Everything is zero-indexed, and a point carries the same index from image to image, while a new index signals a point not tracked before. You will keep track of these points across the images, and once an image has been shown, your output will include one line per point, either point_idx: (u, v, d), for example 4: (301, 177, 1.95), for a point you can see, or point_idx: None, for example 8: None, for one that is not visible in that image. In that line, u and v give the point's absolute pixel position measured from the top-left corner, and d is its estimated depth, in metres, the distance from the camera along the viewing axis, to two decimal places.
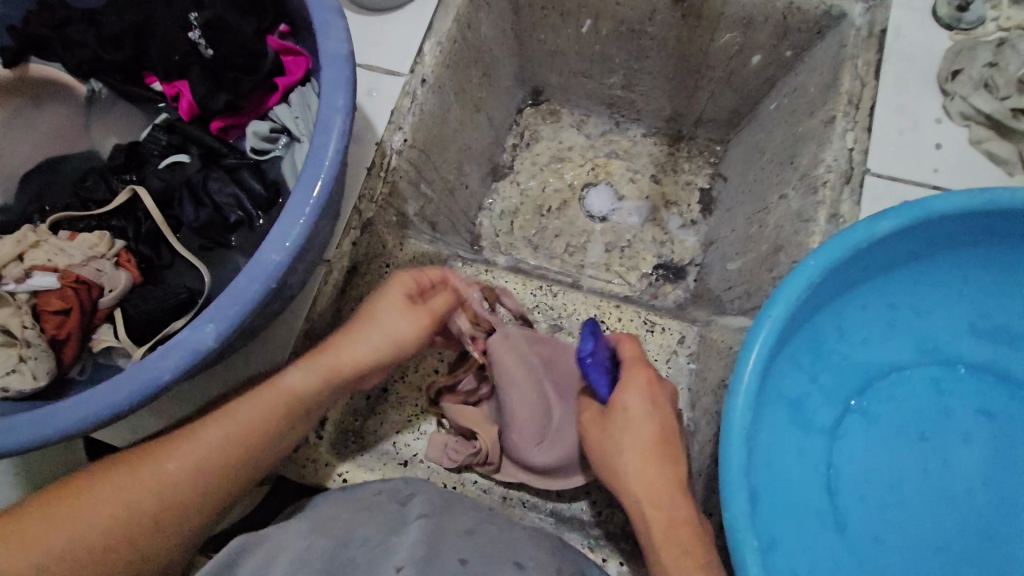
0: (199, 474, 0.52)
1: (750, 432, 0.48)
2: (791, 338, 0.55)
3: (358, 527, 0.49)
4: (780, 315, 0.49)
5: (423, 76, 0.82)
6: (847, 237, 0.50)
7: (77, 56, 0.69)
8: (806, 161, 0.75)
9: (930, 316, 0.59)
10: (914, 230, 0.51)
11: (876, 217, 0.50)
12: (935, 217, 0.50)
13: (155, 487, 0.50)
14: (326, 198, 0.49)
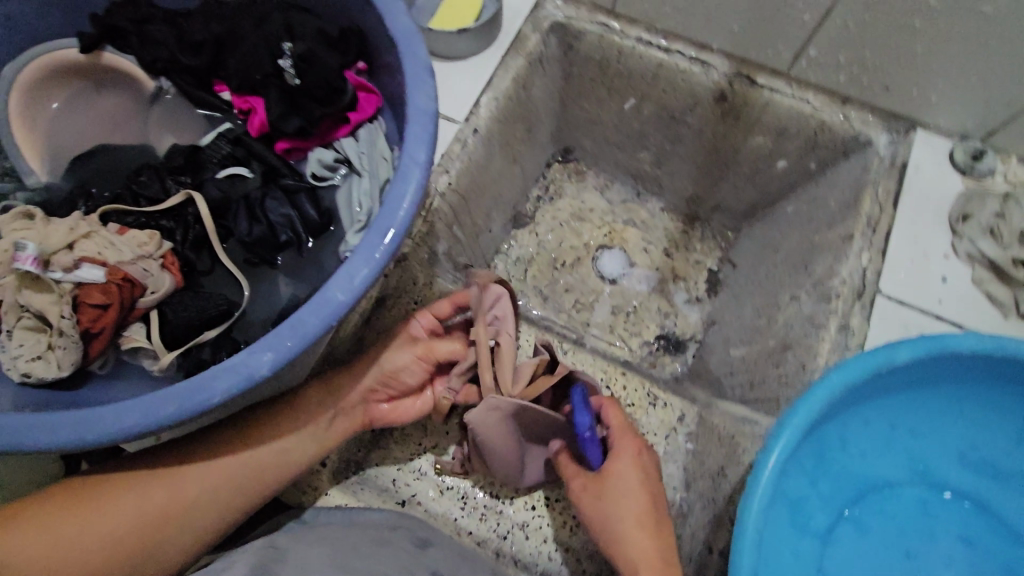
0: (211, 481, 0.60)
1: (759, 534, 0.52)
2: (805, 444, 0.59)
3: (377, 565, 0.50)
4: (799, 424, 0.53)
5: (476, 127, 0.86)
6: (865, 360, 0.54)
7: (152, 54, 0.70)
8: (820, 269, 0.80)
9: (925, 441, 0.63)
10: (924, 363, 0.56)
11: (895, 346, 0.54)
12: (945, 355, 0.55)
13: (175, 489, 0.59)
14: (395, 246, 0.51)
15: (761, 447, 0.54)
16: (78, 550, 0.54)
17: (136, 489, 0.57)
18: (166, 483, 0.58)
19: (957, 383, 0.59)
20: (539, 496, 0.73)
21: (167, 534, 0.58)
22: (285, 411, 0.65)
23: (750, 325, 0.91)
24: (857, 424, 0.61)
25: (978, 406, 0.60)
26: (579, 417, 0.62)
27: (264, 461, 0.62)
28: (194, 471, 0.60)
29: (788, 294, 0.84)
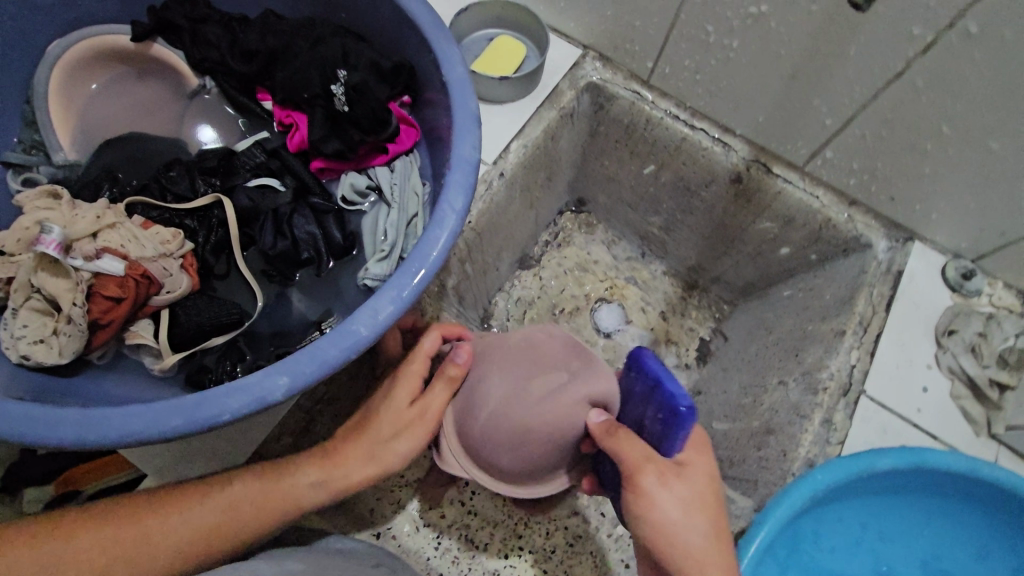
0: (174, 550, 0.49)
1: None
2: (781, 536, 0.60)
3: None
4: (780, 515, 0.55)
5: (503, 170, 0.88)
6: (850, 463, 0.57)
7: (202, 53, 0.72)
8: (810, 360, 0.83)
9: (894, 546, 0.65)
10: (903, 474, 0.59)
11: (879, 454, 0.57)
12: (924, 469, 0.57)
13: (126, 554, 0.48)
14: (422, 288, 0.52)
15: (741, 533, 0.56)
16: None
17: (80, 555, 0.47)
18: (116, 547, 0.48)
19: (930, 495, 0.61)
20: (513, 546, 0.73)
21: None
22: (273, 480, 0.53)
23: (735, 401, 0.93)
24: (832, 521, 0.63)
25: (943, 518, 0.63)
26: (675, 387, 0.53)
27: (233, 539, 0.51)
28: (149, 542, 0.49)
29: (776, 378, 0.87)
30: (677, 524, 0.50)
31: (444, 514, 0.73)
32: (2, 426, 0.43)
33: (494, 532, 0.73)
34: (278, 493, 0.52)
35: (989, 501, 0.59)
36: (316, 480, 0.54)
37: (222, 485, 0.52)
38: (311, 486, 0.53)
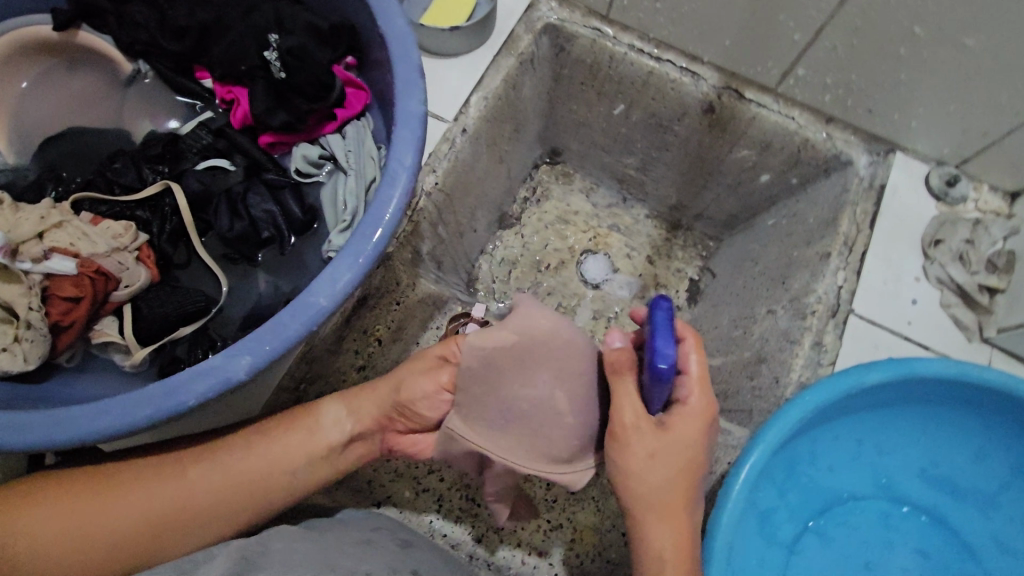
0: (217, 490, 0.57)
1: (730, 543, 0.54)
2: (774, 458, 0.60)
3: (364, 557, 0.49)
4: (772, 438, 0.55)
5: (465, 126, 0.85)
6: (840, 381, 0.56)
7: (131, 35, 0.68)
8: (797, 285, 0.81)
9: (891, 456, 0.65)
10: (894, 385, 0.58)
11: (868, 367, 0.56)
12: (916, 378, 0.57)
13: (167, 495, 0.55)
14: (379, 253, 0.50)
15: (734, 460, 0.56)
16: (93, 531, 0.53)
17: (133, 498, 0.55)
18: (176, 477, 0.56)
19: (925, 403, 0.61)
20: None
21: (167, 534, 0.55)
22: (296, 423, 0.61)
23: (726, 335, 0.92)
24: (825, 437, 0.63)
25: (938, 424, 0.63)
26: (658, 346, 0.48)
27: (272, 478, 0.59)
28: (190, 485, 0.56)
29: (765, 308, 0.86)
30: (630, 434, 0.53)
31: (443, 476, 0.73)
32: None
33: None
34: (305, 435, 0.60)
35: (983, 401, 0.59)
36: (342, 420, 0.61)
37: (262, 431, 0.60)
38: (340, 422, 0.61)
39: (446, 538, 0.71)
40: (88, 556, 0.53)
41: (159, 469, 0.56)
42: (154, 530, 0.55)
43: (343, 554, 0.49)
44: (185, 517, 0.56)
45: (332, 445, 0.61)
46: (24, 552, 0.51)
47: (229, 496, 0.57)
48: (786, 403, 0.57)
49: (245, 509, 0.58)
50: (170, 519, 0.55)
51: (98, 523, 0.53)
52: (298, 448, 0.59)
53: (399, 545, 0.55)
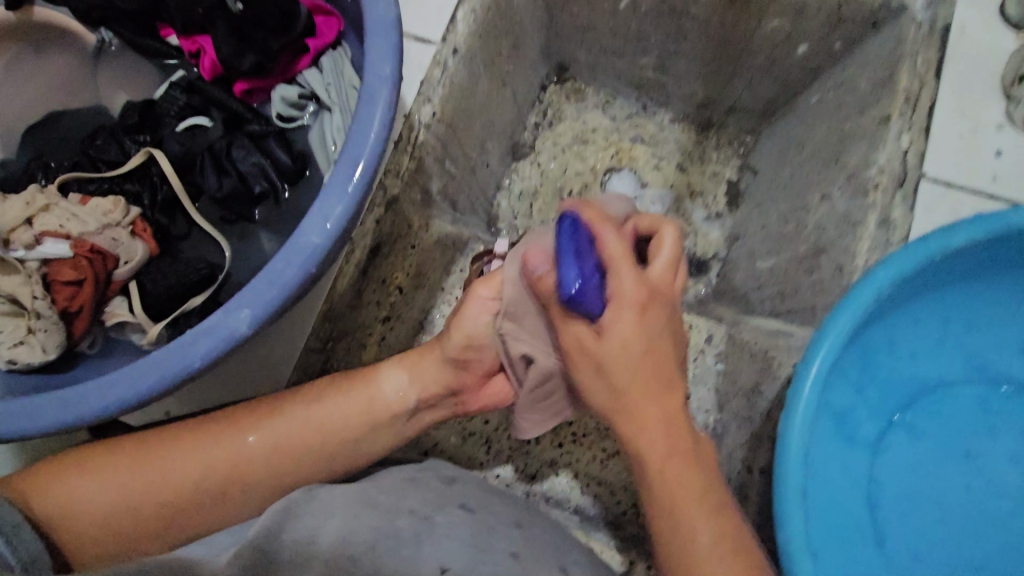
0: (273, 458, 0.50)
1: (805, 447, 0.47)
2: (846, 350, 0.53)
3: (405, 496, 0.46)
4: (844, 325, 0.48)
5: (456, 45, 0.75)
6: (919, 249, 0.48)
7: (85, 1, 0.62)
8: (854, 161, 0.70)
9: (984, 333, 0.57)
10: (983, 245, 0.50)
11: (949, 229, 0.48)
12: (1010, 232, 0.49)
13: (221, 461, 0.49)
14: (370, 182, 0.45)
15: (800, 355, 0.48)
16: (142, 500, 0.47)
17: (186, 464, 0.48)
18: (226, 443, 0.49)
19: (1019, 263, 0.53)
20: (567, 433, 0.69)
21: (218, 508, 0.49)
22: (352, 387, 0.54)
23: (776, 233, 0.83)
24: (903, 320, 0.55)
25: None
26: (561, 270, 0.44)
27: (332, 446, 0.52)
28: (244, 451, 0.49)
29: (818, 194, 0.76)
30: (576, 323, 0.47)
31: (487, 418, 0.69)
32: None
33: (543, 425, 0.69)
34: (363, 401, 0.54)
35: None
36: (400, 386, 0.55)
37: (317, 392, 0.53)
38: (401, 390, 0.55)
39: (501, 478, 0.68)
40: (146, 526, 0.47)
41: (209, 433, 0.49)
42: (212, 500, 0.49)
43: (384, 495, 0.46)
44: (242, 485, 0.49)
45: (394, 412, 0.55)
46: (75, 526, 0.45)
47: (288, 463, 0.51)
48: (857, 283, 0.49)
49: (306, 477, 0.52)
50: (224, 489, 0.49)
51: (152, 489, 0.47)
52: (357, 415, 0.53)
53: (444, 480, 0.51)
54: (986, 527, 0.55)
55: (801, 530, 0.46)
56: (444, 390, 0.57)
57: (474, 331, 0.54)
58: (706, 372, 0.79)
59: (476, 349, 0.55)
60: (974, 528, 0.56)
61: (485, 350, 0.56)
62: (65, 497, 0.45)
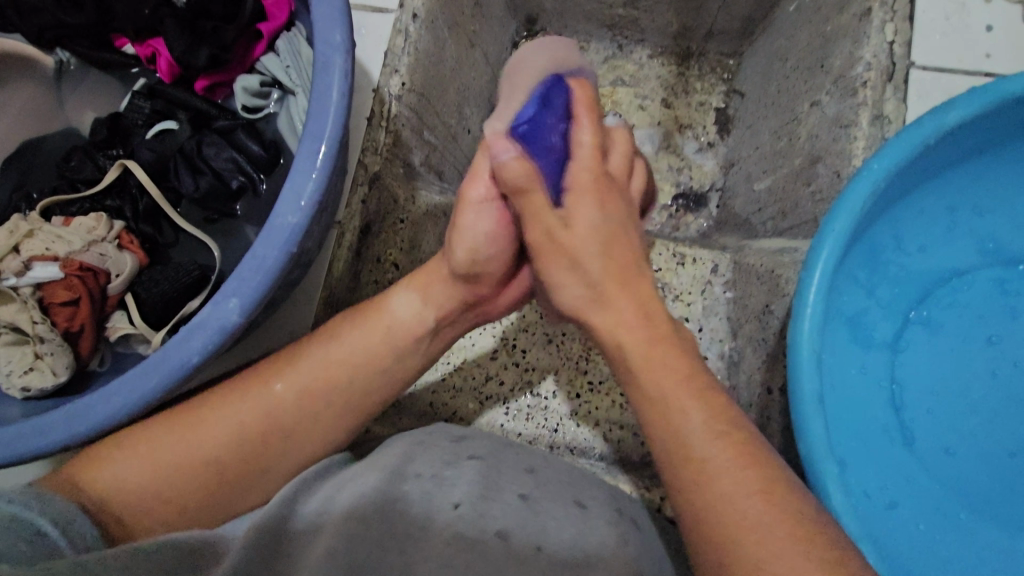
0: (302, 400, 0.50)
1: (817, 353, 0.47)
2: (851, 251, 0.53)
3: (416, 457, 0.47)
4: (843, 225, 0.47)
5: (415, 10, 0.70)
6: (912, 134, 0.47)
7: (36, 23, 0.60)
8: (839, 62, 0.67)
9: (990, 214, 0.56)
10: (977, 121, 0.49)
11: (945, 107, 0.47)
12: (1006, 102, 0.47)
13: (254, 413, 0.49)
14: (336, 155, 0.44)
15: (803, 263, 0.48)
16: (185, 467, 0.46)
17: (221, 421, 0.48)
18: (253, 398, 0.50)
19: (1015, 136, 0.52)
20: (582, 382, 0.70)
21: (263, 457, 0.49)
22: (366, 319, 0.55)
23: (770, 150, 0.80)
24: (907, 212, 0.55)
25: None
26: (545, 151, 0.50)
27: (361, 376, 0.53)
28: (275, 397, 0.50)
29: (808, 103, 0.73)
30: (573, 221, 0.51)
31: (502, 380, 0.70)
32: (4, 450, 0.42)
33: (558, 377, 0.70)
34: (380, 329, 0.54)
35: None
36: (413, 306, 0.55)
37: (332, 330, 0.54)
38: (412, 308, 0.55)
39: (524, 436, 0.68)
40: (193, 487, 0.46)
41: (236, 389, 0.50)
42: (255, 449, 0.49)
43: (392, 454, 0.47)
44: (279, 431, 0.50)
45: (412, 331, 0.55)
46: (123, 502, 0.44)
47: (322, 400, 0.51)
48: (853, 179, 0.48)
49: (342, 410, 0.52)
50: (262, 439, 0.49)
51: (190, 455, 0.47)
52: (376, 340, 0.54)
53: (454, 438, 0.52)
54: (1017, 409, 0.55)
55: (820, 437, 0.46)
56: (459, 304, 0.57)
57: (479, 247, 0.53)
58: (717, 301, 0.77)
59: (483, 262, 0.54)
60: (1002, 413, 0.55)
61: (493, 260, 0.54)
62: (107, 478, 0.44)
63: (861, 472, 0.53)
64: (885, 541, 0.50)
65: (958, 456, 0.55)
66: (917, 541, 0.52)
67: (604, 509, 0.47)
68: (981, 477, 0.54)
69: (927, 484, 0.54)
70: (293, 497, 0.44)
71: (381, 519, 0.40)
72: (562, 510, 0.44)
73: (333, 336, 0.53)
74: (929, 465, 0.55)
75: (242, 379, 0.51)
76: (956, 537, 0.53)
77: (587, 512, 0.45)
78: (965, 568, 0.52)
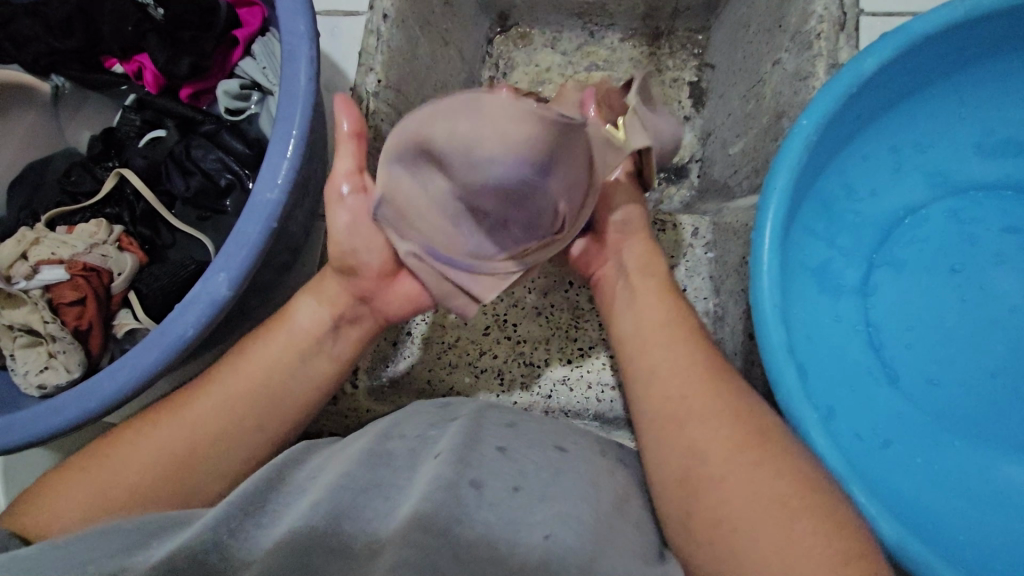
0: (224, 413, 0.51)
1: (781, 306, 0.50)
2: (804, 206, 0.56)
3: (406, 423, 0.49)
4: (785, 182, 0.50)
5: (385, 11, 0.71)
6: (833, 86, 0.50)
7: (31, 51, 0.64)
8: (794, 19, 0.68)
9: (933, 149, 0.60)
10: (897, 63, 0.51)
11: (858, 57, 0.49)
12: (916, 42, 0.50)
13: (183, 436, 0.49)
14: (309, 135, 0.48)
15: (755, 224, 0.51)
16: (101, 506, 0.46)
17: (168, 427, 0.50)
18: (177, 420, 0.50)
19: (941, 74, 0.55)
20: (573, 349, 0.72)
21: (191, 481, 0.49)
22: (269, 331, 0.56)
23: (742, 114, 0.80)
24: (852, 162, 0.58)
25: (969, 84, 0.56)
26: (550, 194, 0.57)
27: (278, 376, 0.53)
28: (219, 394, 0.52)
29: (771, 63, 0.73)
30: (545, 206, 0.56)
31: (495, 354, 0.72)
32: (26, 432, 0.46)
33: (549, 346, 0.72)
34: (283, 337, 0.55)
35: (1005, 30, 0.52)
36: (313, 310, 0.56)
37: (240, 349, 0.55)
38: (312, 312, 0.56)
39: (519, 405, 0.70)
40: (145, 493, 0.47)
41: (158, 418, 0.50)
42: (179, 471, 0.48)
43: (379, 424, 0.49)
44: (205, 452, 0.50)
45: (313, 334, 0.56)
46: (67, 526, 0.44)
47: (242, 408, 0.51)
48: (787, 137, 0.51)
49: (264, 422, 0.52)
50: (191, 458, 0.49)
51: (111, 492, 0.47)
52: (283, 350, 0.54)
53: (440, 404, 0.54)
54: (993, 331, 0.57)
55: (796, 381, 0.48)
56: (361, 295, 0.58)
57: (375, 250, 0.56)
58: (698, 263, 0.79)
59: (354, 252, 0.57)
60: (979, 337, 0.58)
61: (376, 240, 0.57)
62: (35, 516, 0.44)
63: (851, 420, 0.55)
64: (880, 479, 0.52)
65: (942, 386, 0.58)
66: (919, 475, 0.54)
67: (585, 449, 0.48)
68: (968, 403, 0.57)
69: (916, 417, 0.57)
70: (284, 467, 0.44)
71: (367, 474, 0.41)
72: (542, 455, 0.46)
73: (240, 354, 0.54)
74: (917, 399, 0.57)
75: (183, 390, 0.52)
76: (946, 461, 0.55)
77: (567, 453, 0.47)
78: (968, 493, 0.54)
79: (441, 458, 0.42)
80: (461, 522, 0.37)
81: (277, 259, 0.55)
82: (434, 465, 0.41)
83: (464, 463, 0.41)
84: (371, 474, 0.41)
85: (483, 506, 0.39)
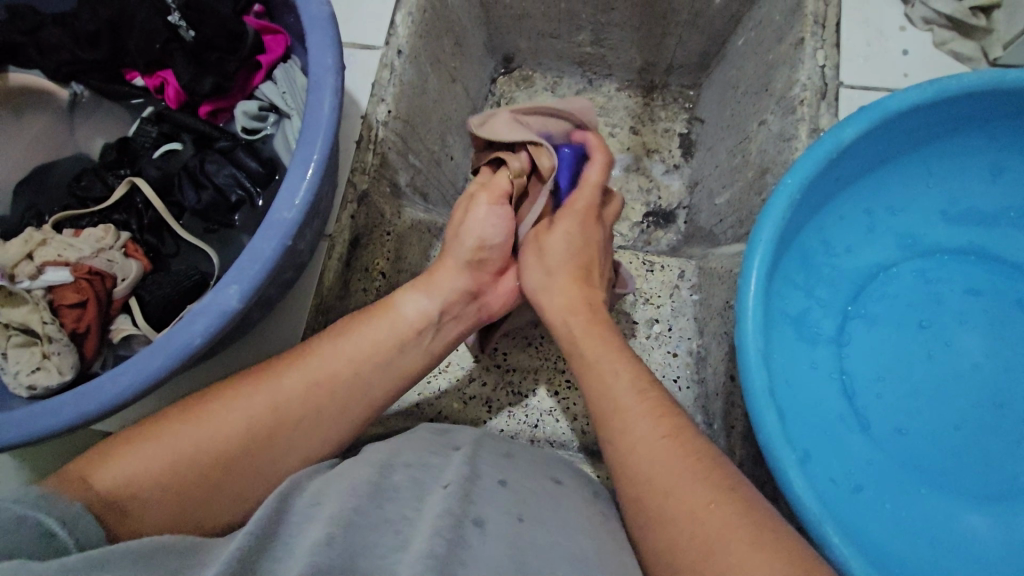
0: (309, 393, 0.50)
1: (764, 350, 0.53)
2: (784, 257, 0.61)
3: (401, 450, 0.50)
4: (769, 235, 0.54)
5: (400, 47, 0.75)
6: (816, 151, 0.54)
7: (54, 59, 0.66)
8: (779, 85, 0.73)
9: (903, 213, 0.65)
10: (872, 135, 0.57)
11: (840, 125, 0.54)
12: (891, 116, 0.55)
13: (266, 404, 0.48)
14: (327, 160, 0.50)
15: (740, 270, 0.54)
16: (189, 465, 0.45)
17: (226, 411, 0.47)
18: (261, 389, 0.49)
19: (909, 148, 0.61)
20: (561, 379, 0.74)
21: (270, 453, 0.48)
22: (373, 316, 0.56)
23: (727, 167, 0.84)
24: (829, 220, 0.63)
25: (935, 158, 0.62)
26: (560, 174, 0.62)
27: (366, 371, 0.53)
28: (282, 386, 0.50)
29: (756, 122, 0.78)
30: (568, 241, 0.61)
31: (484, 380, 0.74)
32: (18, 431, 0.47)
33: (538, 376, 0.74)
34: (385, 325, 0.55)
35: (969, 113, 0.58)
36: (417, 305, 0.57)
37: (336, 332, 0.54)
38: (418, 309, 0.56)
39: (506, 433, 0.72)
40: (228, 458, 0.46)
41: (244, 385, 0.49)
42: (262, 441, 0.48)
43: (378, 451, 0.49)
44: (287, 427, 0.49)
45: (414, 334, 0.56)
46: (142, 493, 0.43)
47: (328, 391, 0.51)
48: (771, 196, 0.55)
49: (345, 413, 0.52)
50: (273, 430, 0.48)
51: (195, 452, 0.45)
52: (375, 339, 0.54)
53: (435, 430, 0.55)
54: (957, 386, 0.62)
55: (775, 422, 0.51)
56: (465, 291, 0.59)
57: (484, 231, 0.59)
58: (683, 304, 0.83)
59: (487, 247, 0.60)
60: (944, 391, 0.62)
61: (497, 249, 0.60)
62: (117, 469, 0.43)
63: (827, 464, 0.58)
64: (860, 526, 0.55)
65: (909, 436, 0.61)
66: (889, 519, 0.57)
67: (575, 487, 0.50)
68: (934, 452, 0.61)
69: (889, 464, 0.60)
70: (288, 492, 0.43)
71: (372, 505, 0.41)
72: (531, 484, 0.48)
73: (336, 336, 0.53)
74: (889, 448, 0.61)
75: (240, 379, 0.50)
76: (920, 508, 0.59)
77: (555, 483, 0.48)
78: (934, 540, 0.57)
79: (449, 490, 0.43)
80: (457, 552, 0.38)
81: (283, 276, 0.57)
82: (442, 496, 0.43)
83: (466, 500, 0.43)
84: (376, 503, 0.42)
85: (488, 540, 0.40)
